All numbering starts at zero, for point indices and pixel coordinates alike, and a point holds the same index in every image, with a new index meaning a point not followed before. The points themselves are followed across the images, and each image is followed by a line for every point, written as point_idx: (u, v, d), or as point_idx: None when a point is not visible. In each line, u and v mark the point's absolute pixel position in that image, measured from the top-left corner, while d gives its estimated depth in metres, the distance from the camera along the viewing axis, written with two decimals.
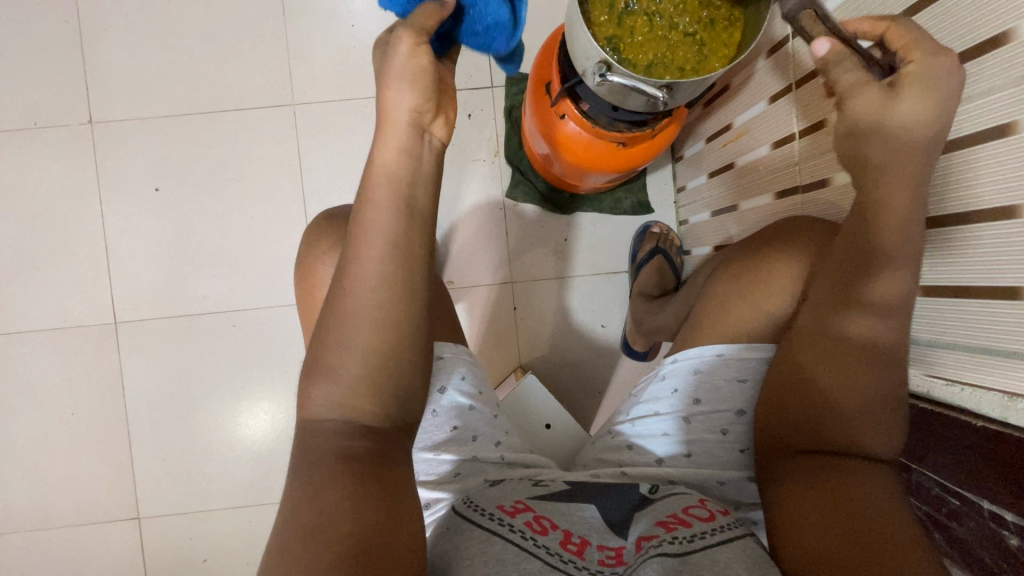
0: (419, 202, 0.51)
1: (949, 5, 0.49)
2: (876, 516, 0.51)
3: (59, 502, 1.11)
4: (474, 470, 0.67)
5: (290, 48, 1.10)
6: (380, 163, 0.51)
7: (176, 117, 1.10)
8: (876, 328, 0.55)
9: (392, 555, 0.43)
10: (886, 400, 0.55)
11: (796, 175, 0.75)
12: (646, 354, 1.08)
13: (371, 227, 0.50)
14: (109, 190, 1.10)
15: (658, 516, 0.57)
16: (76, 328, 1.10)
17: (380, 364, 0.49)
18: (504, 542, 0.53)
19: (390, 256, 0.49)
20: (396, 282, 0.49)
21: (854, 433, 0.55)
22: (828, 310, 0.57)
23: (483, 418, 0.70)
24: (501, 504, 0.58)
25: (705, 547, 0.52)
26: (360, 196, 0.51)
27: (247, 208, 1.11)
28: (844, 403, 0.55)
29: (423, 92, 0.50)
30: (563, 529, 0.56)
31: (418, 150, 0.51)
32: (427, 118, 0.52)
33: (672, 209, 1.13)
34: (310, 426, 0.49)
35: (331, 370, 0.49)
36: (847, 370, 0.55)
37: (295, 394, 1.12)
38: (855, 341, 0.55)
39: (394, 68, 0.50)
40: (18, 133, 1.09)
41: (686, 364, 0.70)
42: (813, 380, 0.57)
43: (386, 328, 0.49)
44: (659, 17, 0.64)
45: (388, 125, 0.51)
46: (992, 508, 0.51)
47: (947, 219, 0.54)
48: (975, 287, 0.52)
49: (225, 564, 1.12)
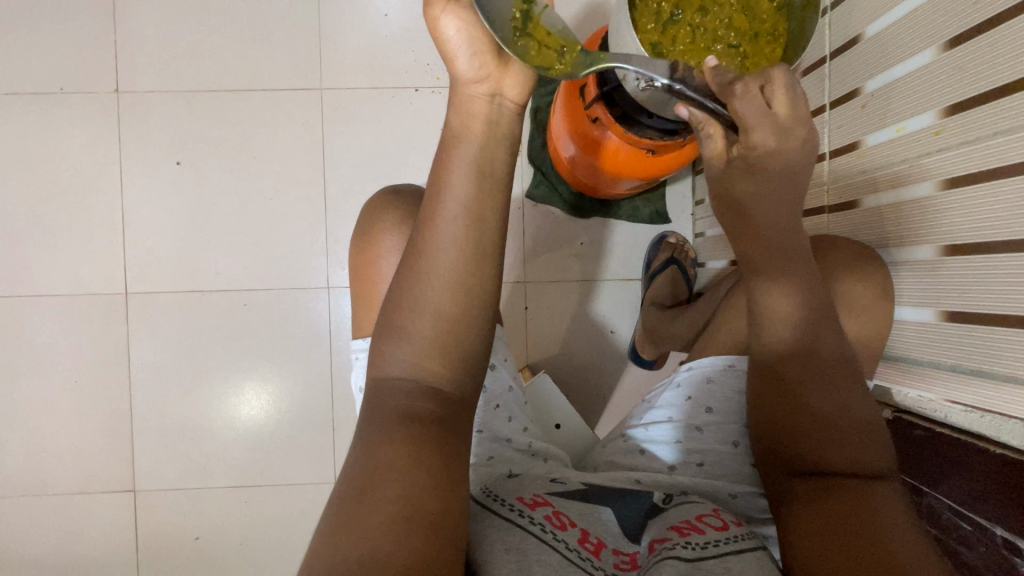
0: (484, 180, 0.50)
1: (998, 37, 0.49)
2: (890, 529, 0.52)
3: (55, 469, 1.10)
4: (503, 457, 0.67)
5: (321, 33, 1.10)
6: (458, 130, 0.52)
7: (203, 93, 1.10)
8: (840, 344, 0.60)
9: (442, 523, 0.44)
10: (861, 401, 0.59)
11: (824, 194, 0.75)
12: (653, 363, 1.08)
13: (446, 198, 0.50)
14: (130, 161, 1.10)
15: (671, 521, 0.58)
16: (86, 296, 1.10)
17: (443, 336, 0.49)
18: (527, 533, 0.53)
19: (464, 230, 0.49)
20: (462, 261, 0.49)
21: (847, 444, 0.57)
22: (804, 329, 0.59)
23: (511, 406, 0.71)
24: (521, 496, 0.59)
25: (719, 555, 0.52)
26: (438, 160, 0.52)
27: (267, 188, 1.11)
28: (830, 416, 0.58)
29: (484, 57, 0.51)
30: (581, 527, 0.57)
31: (493, 114, 0.52)
32: (497, 81, 0.51)
33: (689, 220, 1.14)
34: (382, 382, 0.50)
35: (404, 329, 0.50)
36: (830, 384, 0.59)
37: (300, 378, 1.12)
38: (829, 354, 0.59)
39: (444, 34, 0.50)
40: (43, 97, 1.09)
41: (699, 372, 0.72)
42: (787, 389, 0.60)
43: (455, 300, 0.49)
44: (702, 29, 0.65)
45: (460, 96, 0.52)
46: (1006, 535, 0.52)
47: (972, 245, 0.54)
48: (996, 315, 0.52)
49: (217, 542, 1.12)
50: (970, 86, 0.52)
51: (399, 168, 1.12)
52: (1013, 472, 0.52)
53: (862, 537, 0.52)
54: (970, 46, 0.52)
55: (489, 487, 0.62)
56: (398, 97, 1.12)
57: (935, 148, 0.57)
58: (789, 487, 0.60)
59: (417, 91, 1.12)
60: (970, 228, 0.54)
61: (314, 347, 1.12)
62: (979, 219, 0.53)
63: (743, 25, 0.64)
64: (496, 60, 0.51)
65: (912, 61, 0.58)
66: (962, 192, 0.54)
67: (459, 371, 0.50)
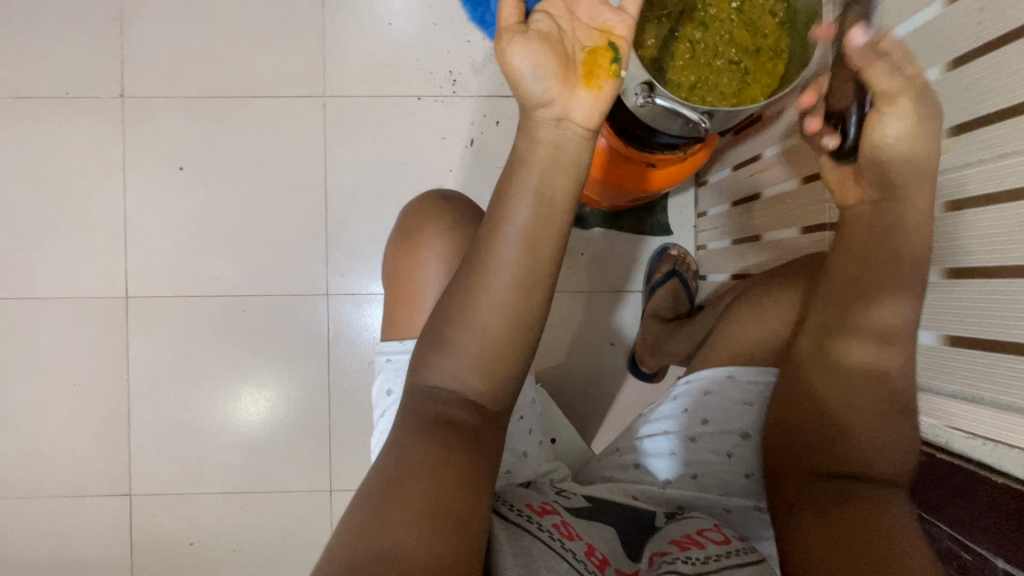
0: (548, 207, 0.49)
1: (1003, 58, 0.48)
2: (901, 544, 0.51)
3: (51, 471, 1.10)
4: (519, 469, 0.67)
5: (325, 41, 1.11)
6: (526, 155, 0.50)
7: (206, 99, 1.11)
8: (879, 356, 0.55)
9: (465, 524, 0.45)
10: (881, 413, 0.55)
11: (825, 210, 0.72)
12: (653, 376, 1.09)
13: (504, 223, 0.49)
14: (133, 166, 1.11)
15: (673, 535, 0.57)
16: (87, 299, 1.10)
17: (487, 357, 0.49)
18: (534, 538, 0.53)
19: (519, 254, 0.48)
20: (515, 285, 0.48)
21: (861, 461, 0.56)
22: (829, 337, 0.58)
23: (530, 418, 0.71)
24: (530, 503, 0.59)
25: (720, 568, 0.52)
26: (501, 185, 0.51)
27: (268, 194, 1.11)
28: (856, 432, 0.56)
29: (550, 85, 0.49)
30: (587, 541, 0.56)
31: (560, 139, 0.50)
32: (563, 105, 0.50)
33: (691, 232, 1.13)
34: (421, 385, 0.50)
35: (454, 345, 0.49)
36: (858, 401, 0.56)
37: (296, 384, 1.12)
38: (861, 368, 0.56)
39: (512, 63, 0.49)
40: (48, 100, 1.10)
41: (697, 385, 0.71)
42: (819, 407, 0.58)
43: (506, 319, 0.48)
44: (703, 45, 0.66)
45: (528, 123, 0.51)
46: (1007, 568, 0.50)
47: (976, 269, 0.53)
48: (997, 341, 0.51)
49: (211, 548, 1.12)
50: (977, 106, 0.51)
51: (400, 176, 1.12)
52: (1015, 501, 0.50)
53: (873, 551, 0.51)
54: (977, 65, 0.50)
55: (501, 494, 0.61)
56: (399, 106, 1.12)
57: (938, 169, 0.56)
58: (797, 491, 0.59)
59: (419, 99, 1.12)
60: (974, 254, 0.53)
61: (312, 355, 1.12)
62: (983, 245, 0.52)
63: (746, 41, 0.65)
64: (562, 82, 0.50)
65: None
66: (964, 216, 0.54)
67: (462, 392, 0.49)
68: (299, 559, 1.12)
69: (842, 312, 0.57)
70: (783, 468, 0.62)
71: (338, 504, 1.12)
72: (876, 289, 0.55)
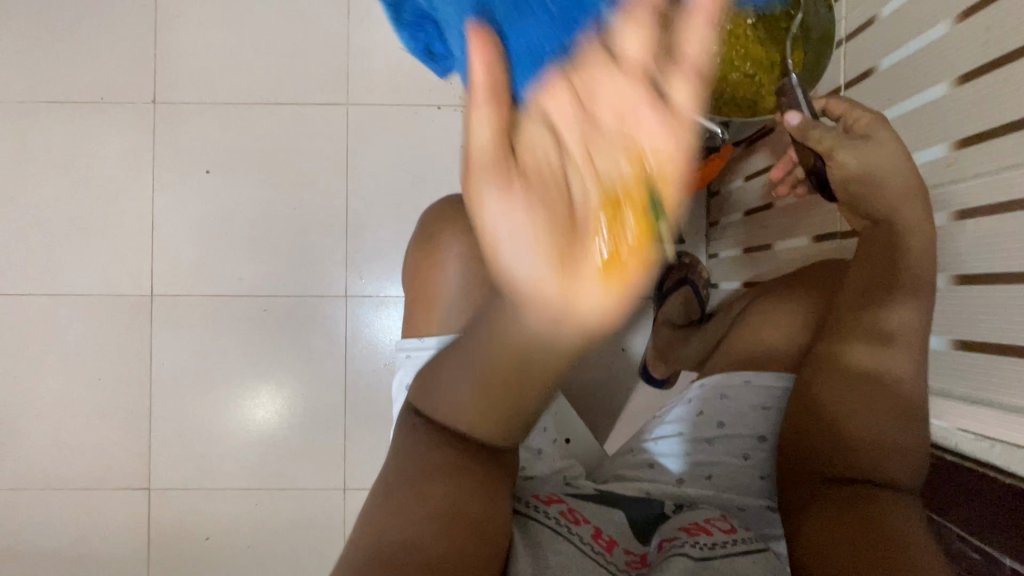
0: None
1: (1010, 74, 0.50)
2: (905, 543, 0.51)
3: (73, 463, 1.13)
4: (535, 464, 0.70)
5: (350, 51, 1.15)
6: None
7: (234, 105, 1.15)
8: (878, 360, 0.58)
9: (459, 517, 0.48)
10: (893, 414, 0.56)
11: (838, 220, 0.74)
12: (664, 382, 1.07)
13: None
14: (162, 169, 1.15)
15: (682, 522, 0.59)
16: (114, 296, 1.14)
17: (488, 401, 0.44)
18: (540, 524, 0.57)
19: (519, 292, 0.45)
20: None
21: (871, 462, 0.57)
22: (832, 342, 0.62)
23: (544, 418, 0.73)
24: (538, 494, 0.63)
25: (727, 554, 0.53)
26: None
27: (290, 198, 1.15)
28: (866, 433, 0.57)
29: None
30: (594, 524, 0.60)
31: None
32: None
33: (703, 242, 1.16)
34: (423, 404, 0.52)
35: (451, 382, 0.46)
36: (868, 403, 0.57)
37: (313, 383, 1.14)
38: (870, 372, 0.58)
39: None
40: (83, 105, 1.14)
41: (711, 388, 0.73)
42: (830, 412, 0.60)
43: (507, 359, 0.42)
44: None
45: None
46: (1014, 565, 0.52)
47: (985, 277, 0.55)
48: (1005, 346, 0.53)
49: (225, 544, 1.14)
50: (984, 120, 0.53)
51: (419, 183, 1.15)
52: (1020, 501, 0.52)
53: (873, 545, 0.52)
54: (985, 81, 0.53)
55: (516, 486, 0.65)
56: (420, 114, 1.15)
57: (946, 180, 0.58)
58: (812, 491, 0.61)
59: (439, 108, 1.15)
60: (982, 262, 0.55)
61: (329, 355, 1.15)
62: (992, 253, 0.54)
63: None
64: None
65: (924, 94, 0.60)
66: (973, 226, 0.56)
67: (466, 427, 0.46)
68: (311, 557, 1.14)
69: (845, 322, 0.61)
70: (794, 474, 0.64)
71: (351, 503, 1.14)
72: (881, 291, 0.58)
